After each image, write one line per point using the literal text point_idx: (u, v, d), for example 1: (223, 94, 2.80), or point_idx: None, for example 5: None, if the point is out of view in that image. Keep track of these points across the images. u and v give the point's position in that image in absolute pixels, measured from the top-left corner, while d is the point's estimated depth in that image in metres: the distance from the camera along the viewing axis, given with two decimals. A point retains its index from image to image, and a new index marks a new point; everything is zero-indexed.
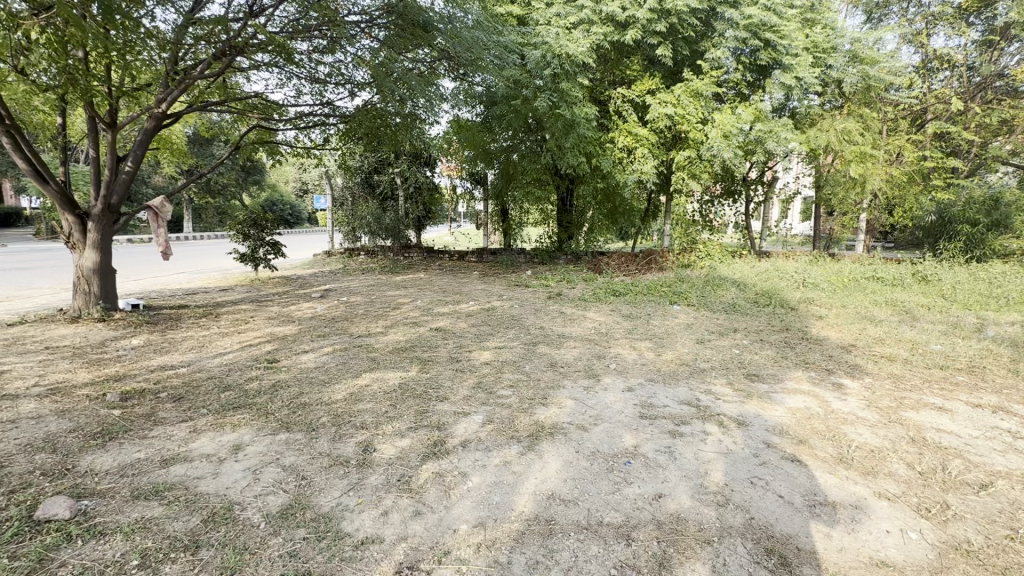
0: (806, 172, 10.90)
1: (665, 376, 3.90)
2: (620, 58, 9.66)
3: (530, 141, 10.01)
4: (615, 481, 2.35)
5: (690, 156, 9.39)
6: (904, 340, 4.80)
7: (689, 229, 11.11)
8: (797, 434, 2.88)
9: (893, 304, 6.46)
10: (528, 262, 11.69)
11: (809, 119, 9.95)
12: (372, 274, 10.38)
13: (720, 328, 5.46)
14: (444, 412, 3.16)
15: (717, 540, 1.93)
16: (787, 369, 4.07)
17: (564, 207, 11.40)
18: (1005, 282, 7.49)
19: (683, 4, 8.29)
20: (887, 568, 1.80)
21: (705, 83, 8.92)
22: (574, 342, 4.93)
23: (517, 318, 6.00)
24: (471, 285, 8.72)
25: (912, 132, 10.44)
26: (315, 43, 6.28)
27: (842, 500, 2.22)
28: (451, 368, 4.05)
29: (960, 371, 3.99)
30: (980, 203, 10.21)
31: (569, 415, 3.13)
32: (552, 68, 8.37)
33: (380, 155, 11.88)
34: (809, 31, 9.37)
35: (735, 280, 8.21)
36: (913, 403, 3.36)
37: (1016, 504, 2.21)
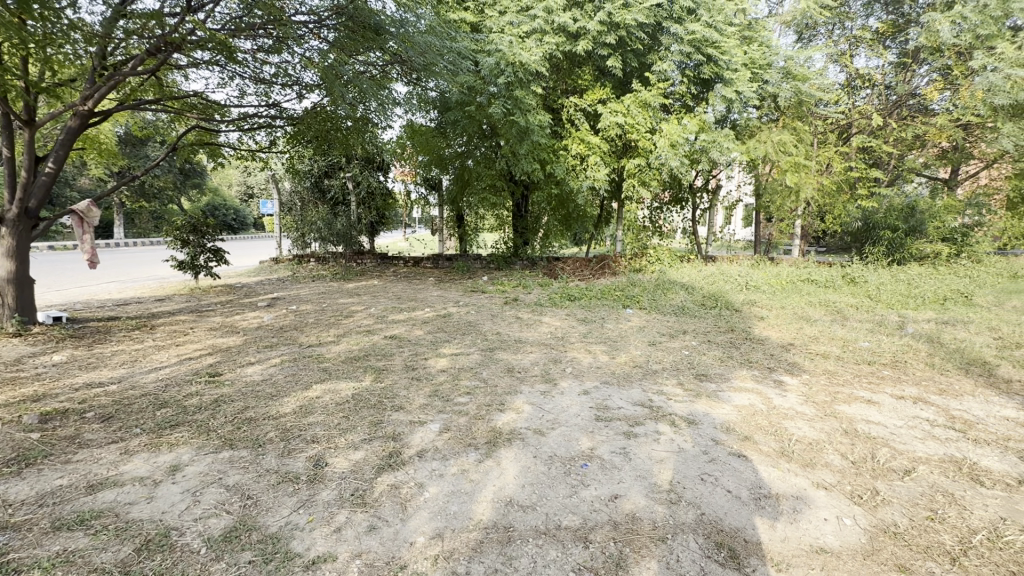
0: (747, 180, 11.51)
1: (619, 378, 4.00)
2: (572, 67, 9.87)
3: (485, 147, 10.07)
4: (572, 484, 2.37)
5: (639, 164, 9.71)
6: (836, 339, 5.14)
7: (639, 235, 11.57)
8: (742, 431, 3.01)
9: (826, 304, 6.93)
10: (484, 268, 11.72)
11: (748, 130, 10.54)
12: (323, 281, 10.04)
13: (671, 330, 5.67)
14: (400, 422, 3.09)
15: (671, 537, 1.99)
16: (733, 368, 4.26)
17: (519, 212, 11.59)
18: (922, 283, 8.21)
19: (632, 18, 8.57)
20: (825, 554, 1.91)
21: (652, 94, 9.26)
22: (530, 347, 4.96)
23: (474, 324, 5.97)
24: (427, 292, 8.62)
25: (839, 145, 11.26)
26: (260, 42, 6.05)
27: (784, 491, 2.34)
28: (407, 377, 3.97)
29: (885, 366, 4.32)
30: (899, 211, 10.83)
31: (526, 420, 3.14)
32: (506, 76, 8.43)
33: (331, 158, 11.60)
34: (747, 48, 9.94)
35: (684, 284, 8.54)
36: (845, 397, 3.60)
37: (935, 487, 2.41)
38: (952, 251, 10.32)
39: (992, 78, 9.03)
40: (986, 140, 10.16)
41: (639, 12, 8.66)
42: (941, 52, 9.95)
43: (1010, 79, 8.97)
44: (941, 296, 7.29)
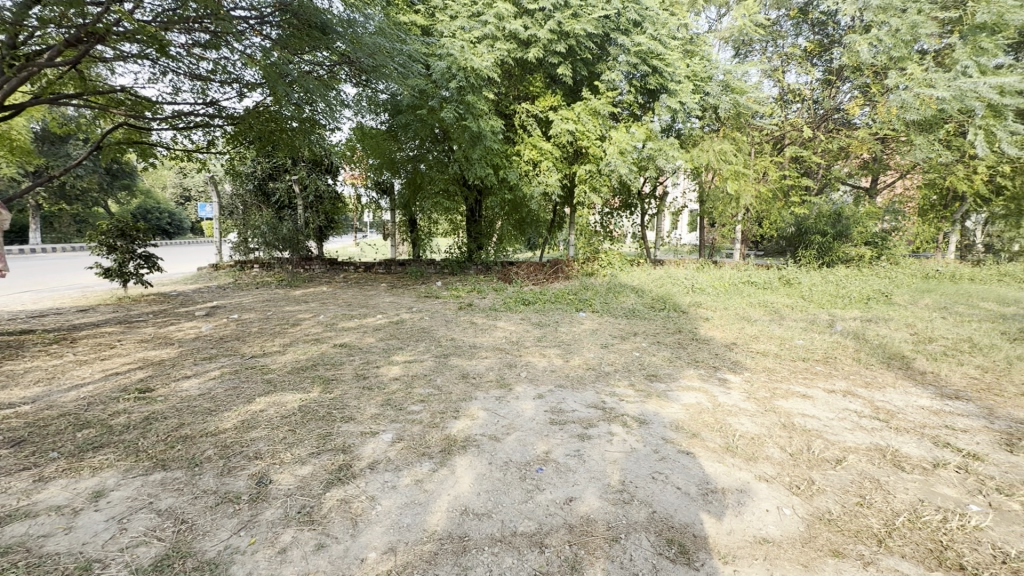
0: (691, 188, 12.07)
1: (573, 381, 4.05)
2: (523, 74, 9.98)
3: (437, 151, 10.04)
4: (527, 489, 2.37)
5: (590, 170, 9.92)
6: (775, 337, 5.45)
7: (591, 239, 11.84)
8: (690, 429, 3.12)
9: (765, 305, 7.35)
10: (438, 273, 11.62)
11: (692, 140, 11.02)
12: (269, 288, 9.61)
13: (623, 332, 5.82)
14: (350, 433, 2.98)
15: (624, 537, 2.03)
16: (681, 368, 4.41)
17: (473, 217, 11.58)
18: (849, 284, 8.86)
19: (581, 29, 8.79)
20: (768, 544, 2.00)
21: (602, 102, 9.51)
22: (485, 352, 4.94)
23: (428, 330, 5.88)
24: (379, 298, 8.42)
25: (774, 155, 11.98)
26: (195, 37, 5.73)
27: (729, 485, 2.44)
28: (358, 386, 3.85)
29: (818, 362, 4.62)
30: (828, 217, 11.68)
31: (481, 426, 3.11)
32: (457, 80, 8.42)
33: (276, 160, 11.16)
34: (689, 62, 10.39)
35: (634, 287, 8.80)
36: (783, 392, 3.82)
37: (863, 474, 2.59)
38: (874, 253, 11.26)
39: (904, 96, 9.90)
40: (901, 153, 11.12)
41: (588, 22, 8.90)
42: (861, 71, 10.80)
43: (919, 97, 9.87)
44: (865, 296, 7.89)
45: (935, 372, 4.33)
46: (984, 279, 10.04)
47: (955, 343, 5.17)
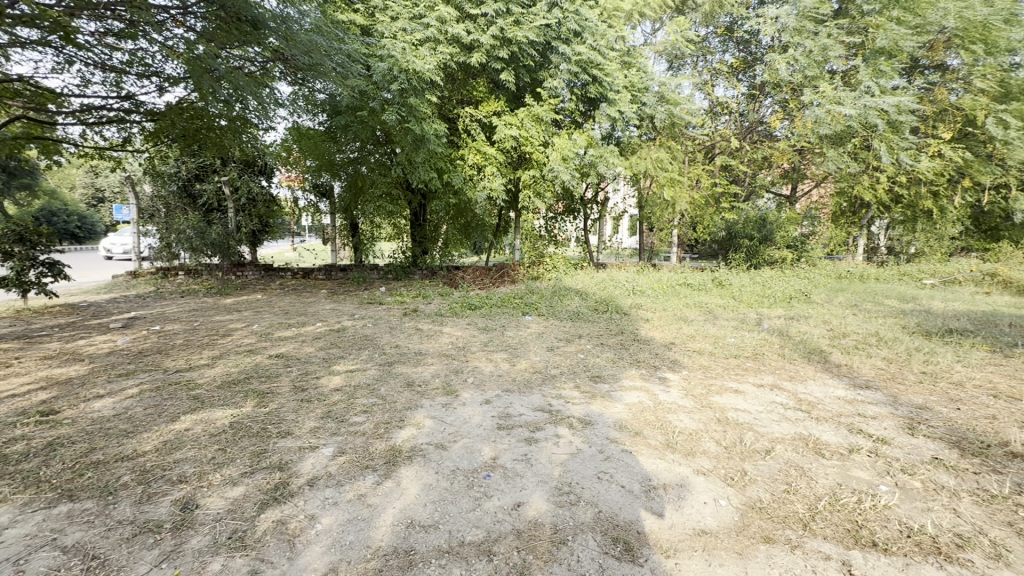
0: (631, 194, 12.56)
1: (520, 385, 4.06)
2: (466, 78, 9.96)
3: (379, 153, 9.81)
4: (475, 497, 2.34)
5: (534, 176, 10.05)
6: (709, 336, 5.75)
7: (536, 243, 11.97)
8: (632, 427, 3.21)
9: (700, 305, 7.75)
10: (381, 279, 11.32)
11: (631, 148, 11.43)
12: (195, 297, 8.97)
13: (568, 335, 5.92)
14: (287, 449, 2.83)
15: (571, 538, 2.05)
16: (623, 368, 4.55)
17: (417, 221, 11.41)
18: (773, 284, 9.52)
19: (523, 36, 8.92)
20: (706, 536, 2.10)
21: (544, 109, 9.68)
22: (431, 358, 4.86)
23: (371, 338, 5.70)
24: (318, 305, 8.08)
25: (706, 164, 12.68)
26: (108, 24, 5.27)
27: (669, 481, 2.53)
28: (296, 399, 3.66)
29: (748, 358, 4.92)
30: (754, 222, 12.42)
31: (427, 435, 3.05)
32: (399, 82, 8.28)
33: (203, 160, 10.46)
34: (627, 72, 10.79)
35: (578, 290, 9.00)
36: (718, 388, 4.03)
37: (789, 463, 2.77)
38: (795, 256, 12.15)
39: (818, 112, 10.78)
40: (815, 164, 12.09)
41: (530, 30, 9.05)
42: (781, 87, 11.61)
43: (830, 113, 10.77)
44: (788, 296, 8.48)
45: (848, 364, 4.73)
46: (888, 278, 11.09)
47: (864, 337, 5.67)
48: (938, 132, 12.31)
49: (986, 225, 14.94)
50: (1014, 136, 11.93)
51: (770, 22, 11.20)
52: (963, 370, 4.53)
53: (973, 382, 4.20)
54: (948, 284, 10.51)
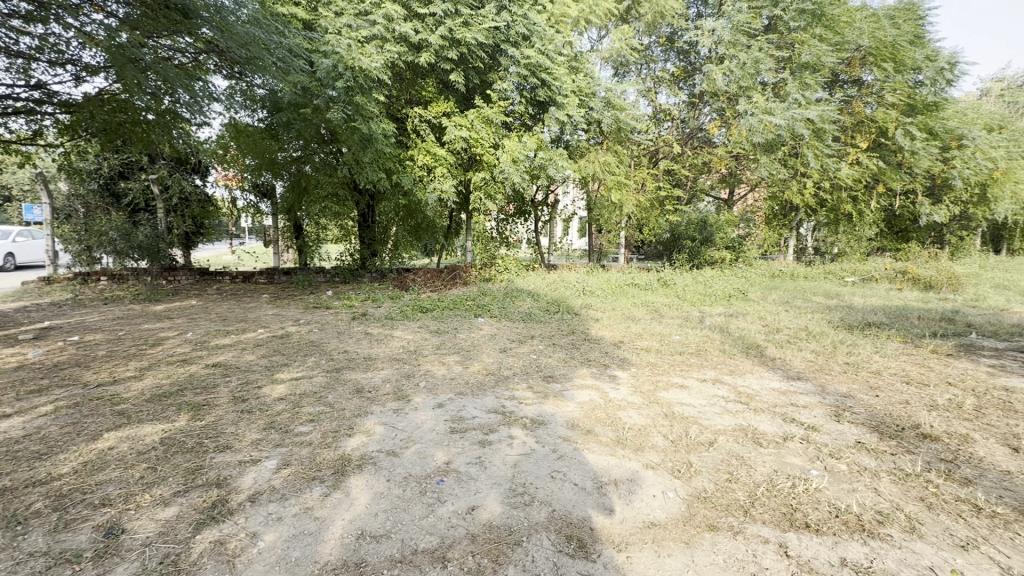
0: (580, 197, 12.82)
1: (473, 388, 4.03)
2: (414, 78, 9.82)
3: (324, 152, 9.49)
4: (429, 503, 2.30)
5: (485, 177, 10.02)
6: (656, 334, 5.96)
7: (488, 245, 11.95)
8: (584, 425, 3.27)
9: (647, 304, 8.02)
10: (328, 282, 10.94)
11: (579, 151, 11.55)
12: (120, 304, 8.31)
13: (520, 336, 5.95)
14: (225, 464, 2.66)
15: (526, 539, 2.05)
16: (574, 367, 4.63)
17: (365, 223, 11.13)
18: (714, 283, 10.02)
19: (472, 37, 8.89)
20: (655, 527, 2.16)
21: (494, 111, 9.70)
22: (381, 363, 4.74)
23: (317, 344, 5.48)
24: (260, 311, 7.69)
25: (651, 168, 13.12)
26: (14, 6, 4.78)
27: (620, 476, 2.59)
28: (235, 411, 3.45)
29: (692, 354, 5.15)
30: (695, 224, 13.10)
31: (378, 442, 2.97)
32: (345, 79, 8.04)
33: (128, 156, 9.71)
34: (575, 77, 10.95)
35: (530, 291, 9.07)
36: (665, 384, 4.19)
37: (730, 453, 2.91)
38: (733, 256, 12.81)
39: (752, 121, 11.43)
40: (750, 169, 12.81)
41: (478, 32, 9.04)
42: (718, 96, 12.17)
43: (762, 123, 11.48)
44: (727, 294, 8.94)
45: (782, 357, 5.04)
46: (815, 276, 11.93)
47: (795, 331, 6.06)
48: (856, 142, 13.42)
49: (898, 227, 16.41)
50: (919, 147, 13.21)
51: (707, 34, 11.81)
52: (880, 359, 4.95)
53: (889, 370, 4.60)
54: (866, 281, 11.45)
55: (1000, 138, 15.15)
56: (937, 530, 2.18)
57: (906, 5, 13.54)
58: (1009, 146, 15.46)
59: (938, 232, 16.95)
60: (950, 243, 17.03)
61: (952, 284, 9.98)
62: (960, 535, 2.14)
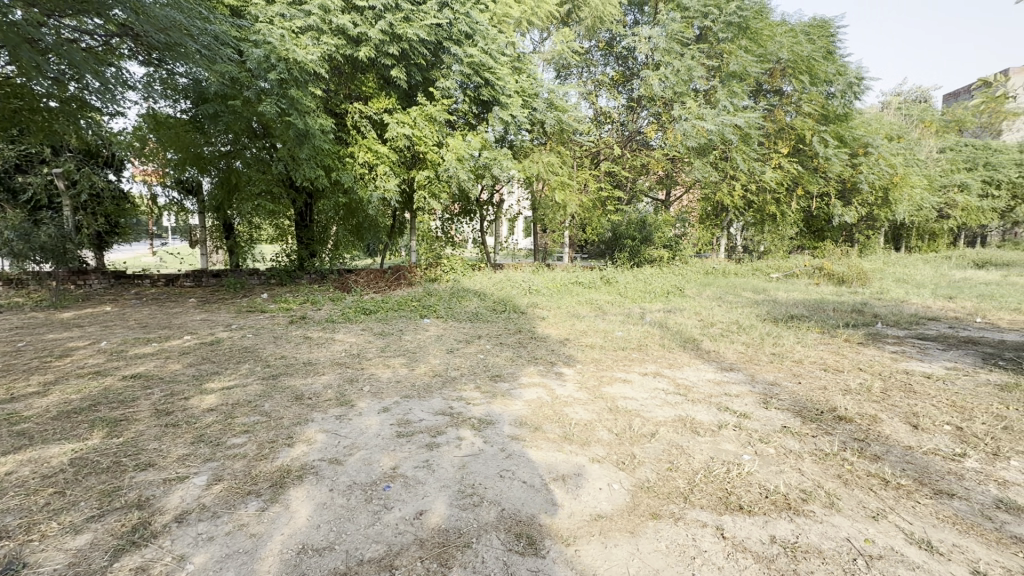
0: (525, 197, 12.85)
1: (419, 390, 3.96)
2: (354, 72, 9.50)
3: (256, 148, 9.04)
4: (374, 511, 2.24)
5: (429, 176, 9.85)
6: (600, 331, 6.11)
7: (433, 245, 11.79)
8: (532, 423, 3.30)
9: (591, 302, 8.20)
10: (263, 284, 10.37)
11: (523, 151, 11.58)
12: (20, 312, 7.45)
13: (467, 336, 5.91)
14: (148, 483, 2.45)
15: (475, 540, 2.05)
16: (521, 366, 4.66)
17: (303, 222, 10.67)
18: (653, 281, 10.42)
19: (413, 33, 8.72)
20: (601, 519, 2.22)
21: (437, 109, 9.57)
22: (322, 368, 4.55)
23: (251, 350, 5.18)
24: (186, 316, 7.14)
25: (593, 169, 13.37)
26: None
27: (567, 471, 2.64)
28: (159, 425, 3.19)
29: (634, 349, 5.33)
30: (635, 224, 13.56)
31: (320, 451, 2.84)
32: (278, 71, 7.65)
33: (27, 147, 8.73)
34: (518, 77, 11.01)
35: (476, 291, 9.04)
36: (609, 379, 4.31)
37: (671, 443, 3.04)
38: (670, 255, 13.41)
39: (686, 126, 12.00)
40: (685, 172, 13.44)
41: (420, 28, 8.87)
42: (655, 100, 12.66)
43: (695, 128, 12.09)
44: (665, 291, 9.33)
45: (717, 350, 5.33)
46: (744, 273, 12.70)
47: (727, 325, 6.44)
48: (778, 147, 14.43)
49: (815, 227, 17.81)
50: (832, 153, 14.42)
51: (644, 40, 12.28)
52: (802, 349, 5.36)
53: (809, 358, 4.99)
54: (789, 277, 12.34)
55: (899, 146, 16.80)
56: (852, 503, 2.38)
57: (820, 22, 14.72)
58: (906, 155, 17.19)
59: (848, 231, 18.56)
60: (859, 242, 18.69)
61: (861, 279, 10.95)
62: (871, 507, 2.35)
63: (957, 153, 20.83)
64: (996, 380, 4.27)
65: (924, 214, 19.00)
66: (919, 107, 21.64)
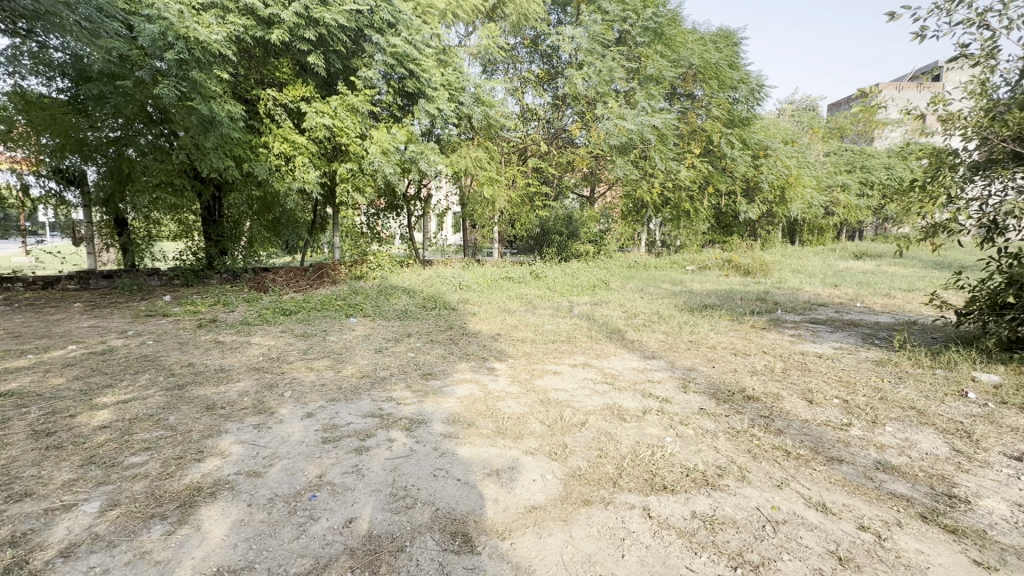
0: (453, 192, 12.71)
1: (346, 393, 3.79)
2: (266, 56, 8.86)
3: (152, 134, 8.28)
4: (299, 523, 2.11)
5: (352, 169, 9.43)
6: (530, 325, 6.19)
7: (358, 241, 11.36)
8: (465, 419, 3.28)
9: (521, 297, 8.30)
10: (165, 284, 9.44)
11: (450, 146, 11.45)
12: None
13: (396, 335, 5.74)
14: (24, 517, 2.14)
15: (409, 543, 1.99)
16: (453, 363, 4.61)
17: (211, 216, 9.94)
18: (580, 275, 10.74)
19: (331, 19, 8.28)
20: (535, 511, 2.24)
21: (360, 99, 9.18)
22: (236, 374, 4.22)
23: (152, 359, 4.68)
24: (71, 323, 6.33)
25: (521, 164, 13.50)
26: None
27: (502, 465, 2.65)
28: (38, 448, 2.79)
29: (563, 342, 5.47)
30: (562, 220, 14.08)
31: (235, 464, 2.63)
32: (177, 51, 6.97)
33: None
34: (444, 70, 10.79)
35: (405, 288, 8.81)
36: (540, 372, 4.39)
37: (600, 431, 3.14)
38: (595, 249, 14.16)
39: (609, 125, 12.45)
40: (608, 169, 13.92)
41: (339, 13, 8.44)
42: (579, 99, 13.01)
43: (617, 127, 12.58)
44: (591, 284, 9.63)
45: (640, 339, 5.61)
46: (663, 266, 13.45)
47: (649, 315, 6.80)
48: (691, 147, 15.33)
49: (723, 223, 19.28)
50: (737, 155, 15.62)
51: (567, 40, 12.54)
52: (715, 336, 5.77)
53: (721, 344, 5.38)
54: (702, 269, 13.23)
55: (792, 150, 18.56)
56: (761, 475, 2.60)
57: (725, 32, 15.87)
58: (798, 157, 19.07)
59: (753, 226, 20.29)
60: (761, 236, 20.47)
61: (764, 270, 11.98)
62: (777, 477, 2.59)
63: (839, 156, 23.41)
64: (872, 357, 4.87)
65: (814, 211, 21.20)
66: (809, 114, 24.03)
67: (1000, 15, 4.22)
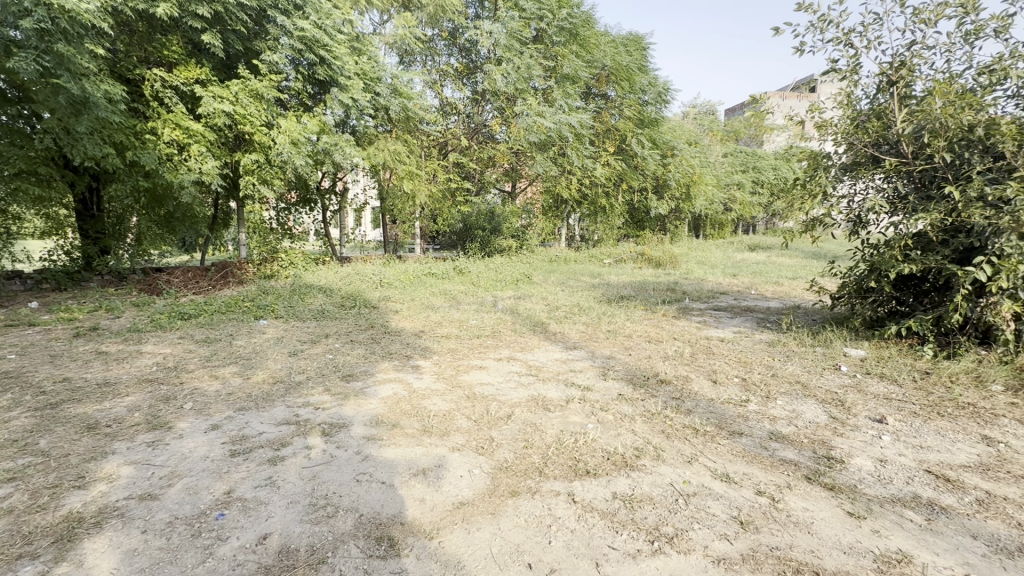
0: (371, 185, 12.28)
1: (257, 400, 3.53)
2: (150, 32, 7.92)
3: (8, 115, 7.21)
4: (205, 545, 1.93)
5: (257, 160, 8.76)
6: (455, 321, 6.14)
7: (267, 237, 10.60)
8: (390, 420, 3.19)
9: (445, 293, 8.22)
10: (30, 288, 8.12)
11: (367, 138, 10.99)
12: None
13: (313, 335, 5.44)
14: None
15: (331, 554, 1.90)
16: (375, 362, 4.46)
17: (86, 209, 8.85)
18: (503, 270, 10.83)
19: None
20: (463, 506, 2.24)
21: (264, 85, 8.52)
22: (125, 387, 3.77)
23: (16, 375, 4.05)
24: None
25: (441, 159, 13.31)
26: None
27: (428, 464, 2.61)
28: None
29: (488, 336, 5.49)
30: (484, 215, 14.12)
31: (126, 487, 2.35)
32: (36, 20, 5.97)
33: None
34: (358, 58, 10.29)
35: (321, 286, 8.37)
36: (465, 367, 4.37)
37: (525, 422, 3.20)
38: (517, 244, 14.34)
39: (528, 121, 12.62)
40: (528, 165, 14.16)
41: None
42: (498, 95, 13.05)
43: (536, 124, 12.80)
44: (514, 278, 9.75)
45: (562, 331, 5.78)
46: (582, 260, 13.98)
47: (570, 308, 7.03)
48: (605, 146, 15.98)
49: (636, 218, 20.35)
50: (648, 154, 16.55)
51: (485, 35, 12.44)
52: (630, 325, 6.10)
53: (636, 332, 5.70)
54: (618, 262, 13.90)
55: (695, 151, 20.02)
56: (673, 453, 2.80)
57: (634, 37, 16.70)
58: (700, 157, 20.61)
59: (662, 221, 21.62)
60: (669, 231, 21.91)
61: (672, 262, 12.87)
62: (687, 453, 2.79)
63: (735, 157, 25.62)
64: (766, 338, 5.41)
65: (715, 208, 23.04)
66: (709, 118, 26.01)
67: (861, 36, 4.85)
